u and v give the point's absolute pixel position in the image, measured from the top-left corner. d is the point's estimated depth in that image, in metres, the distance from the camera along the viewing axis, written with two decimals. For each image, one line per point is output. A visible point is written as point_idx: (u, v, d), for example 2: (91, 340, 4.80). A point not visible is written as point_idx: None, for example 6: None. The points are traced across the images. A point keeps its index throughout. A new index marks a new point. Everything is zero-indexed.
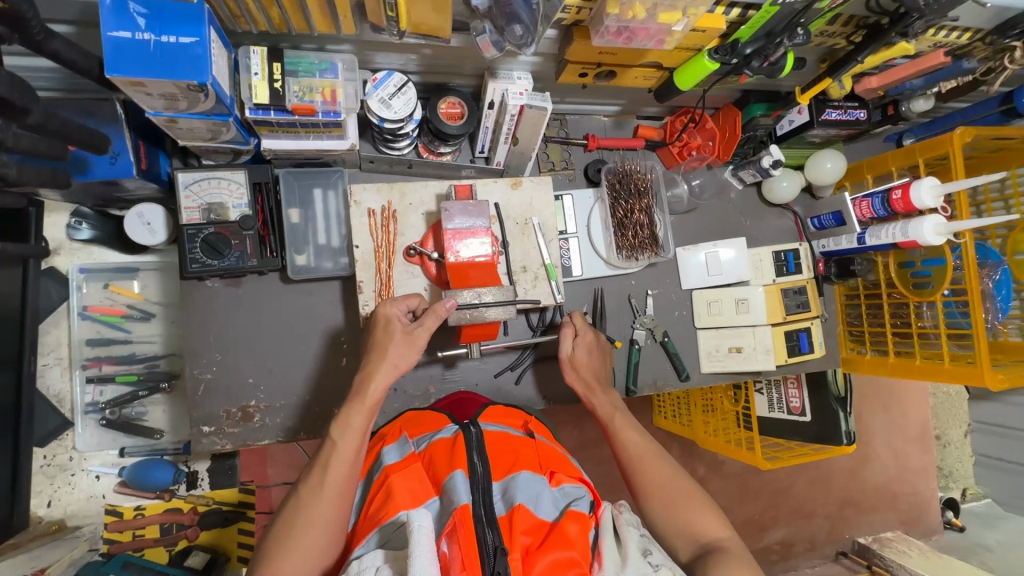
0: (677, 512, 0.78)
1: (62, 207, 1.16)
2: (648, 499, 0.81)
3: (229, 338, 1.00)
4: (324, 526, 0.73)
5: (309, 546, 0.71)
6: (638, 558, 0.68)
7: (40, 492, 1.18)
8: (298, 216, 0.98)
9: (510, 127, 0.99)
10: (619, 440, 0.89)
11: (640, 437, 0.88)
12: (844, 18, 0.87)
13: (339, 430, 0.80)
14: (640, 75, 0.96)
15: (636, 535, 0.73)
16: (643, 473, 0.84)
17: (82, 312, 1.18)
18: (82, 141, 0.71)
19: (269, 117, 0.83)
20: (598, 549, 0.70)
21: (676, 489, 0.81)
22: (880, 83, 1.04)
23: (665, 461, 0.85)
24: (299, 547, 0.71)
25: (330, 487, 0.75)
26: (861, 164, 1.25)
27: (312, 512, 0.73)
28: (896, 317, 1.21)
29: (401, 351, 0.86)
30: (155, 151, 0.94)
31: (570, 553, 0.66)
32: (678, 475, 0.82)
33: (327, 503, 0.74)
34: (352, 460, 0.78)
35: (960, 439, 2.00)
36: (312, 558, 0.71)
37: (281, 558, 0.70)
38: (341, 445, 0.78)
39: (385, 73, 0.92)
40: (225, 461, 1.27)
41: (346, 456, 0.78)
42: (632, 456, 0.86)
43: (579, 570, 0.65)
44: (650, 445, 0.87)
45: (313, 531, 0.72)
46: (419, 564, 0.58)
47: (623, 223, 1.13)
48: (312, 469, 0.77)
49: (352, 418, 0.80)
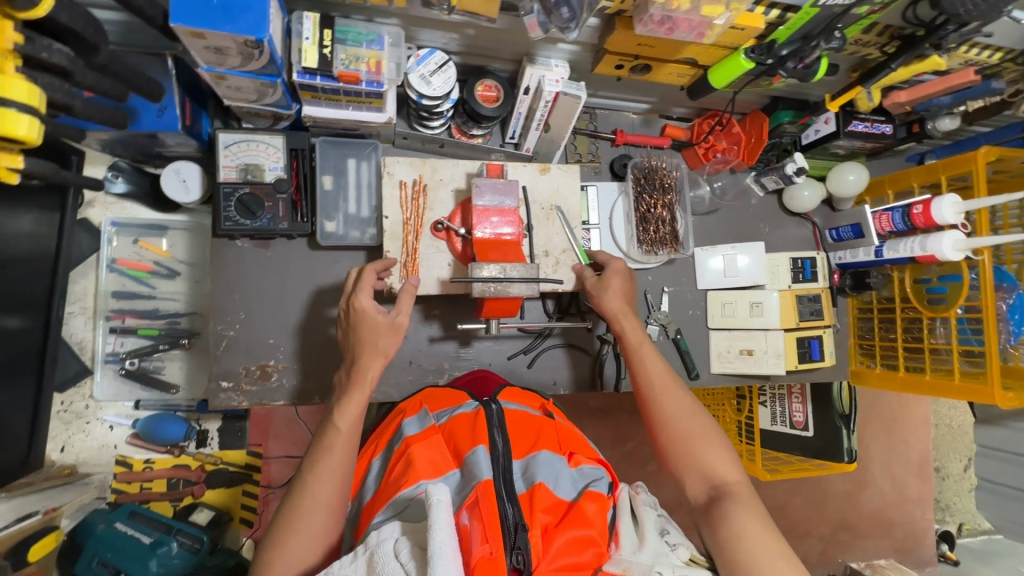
0: (689, 447, 0.83)
1: (99, 160, 1.18)
2: (662, 432, 0.86)
3: (253, 298, 1.02)
4: (326, 510, 0.74)
5: (318, 531, 0.74)
6: (656, 539, 0.72)
7: (55, 437, 1.20)
8: (331, 183, 1.01)
9: (543, 113, 1.02)
10: (639, 372, 0.92)
11: (661, 370, 0.91)
12: (879, 27, 0.89)
13: (339, 412, 0.80)
14: (675, 72, 0.98)
15: (652, 516, 0.78)
16: (659, 407, 0.88)
17: (110, 265, 1.22)
18: (139, 85, 0.75)
19: (314, 82, 0.86)
20: (616, 531, 0.73)
21: (694, 423, 0.85)
22: (908, 98, 1.06)
23: (684, 395, 0.89)
24: (308, 533, 0.73)
25: (334, 470, 0.76)
26: (883, 180, 1.27)
27: (313, 497, 0.74)
28: (909, 332, 1.22)
29: (383, 338, 0.85)
30: (199, 111, 0.97)
31: (589, 532, 0.67)
32: (696, 410, 0.87)
33: (329, 488, 0.75)
34: (352, 444, 0.79)
35: (960, 473, 1.98)
36: (321, 540, 0.74)
37: (293, 543, 0.72)
38: (341, 430, 0.79)
39: (427, 50, 0.94)
40: (236, 422, 1.29)
41: (347, 440, 0.79)
42: (651, 389, 0.90)
43: (597, 549, 0.67)
44: (669, 378, 0.91)
45: (318, 513, 0.74)
46: (438, 537, 0.57)
47: (645, 218, 1.16)
48: (313, 455, 0.78)
49: (350, 403, 0.81)
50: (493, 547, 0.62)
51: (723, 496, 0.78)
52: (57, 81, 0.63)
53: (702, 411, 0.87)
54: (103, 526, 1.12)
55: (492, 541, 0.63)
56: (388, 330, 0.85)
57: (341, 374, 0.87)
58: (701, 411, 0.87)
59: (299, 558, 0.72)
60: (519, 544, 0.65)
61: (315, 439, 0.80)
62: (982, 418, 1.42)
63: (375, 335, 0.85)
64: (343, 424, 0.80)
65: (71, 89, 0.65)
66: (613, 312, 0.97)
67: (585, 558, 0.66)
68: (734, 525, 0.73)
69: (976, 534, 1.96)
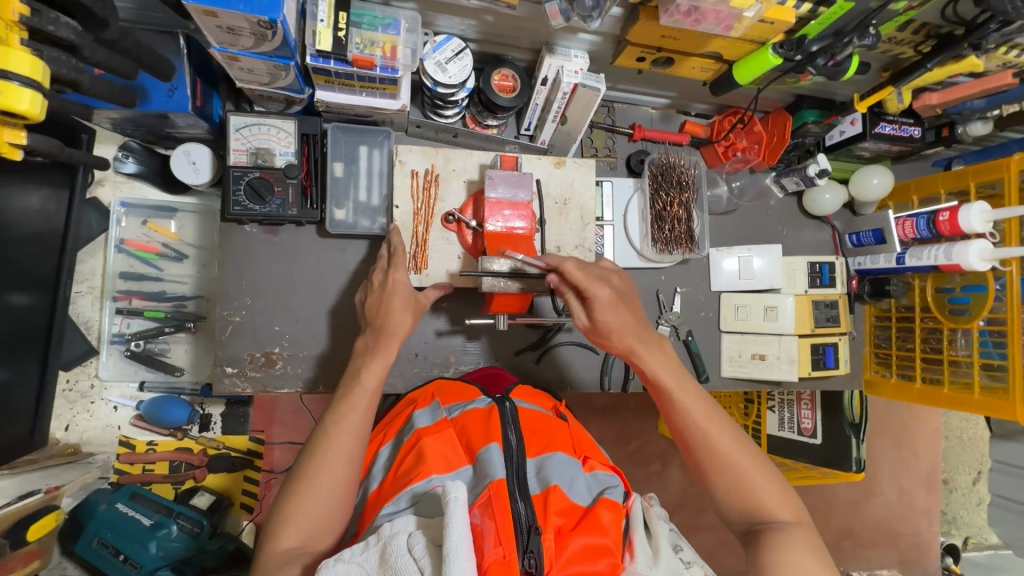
0: (738, 484, 0.77)
1: (110, 139, 1.17)
2: (705, 467, 0.79)
3: (260, 284, 1.01)
4: (348, 463, 0.74)
5: (332, 486, 0.72)
6: (671, 555, 0.71)
7: (59, 415, 1.20)
8: (342, 170, 0.99)
9: (560, 105, 0.99)
10: (675, 405, 0.83)
11: (701, 401, 0.83)
12: (915, 25, 0.86)
13: (364, 370, 0.81)
14: (698, 66, 0.95)
15: (666, 529, 0.75)
16: (703, 442, 0.80)
17: (119, 245, 1.21)
18: (149, 63, 0.74)
19: (328, 66, 0.84)
20: (631, 540, 0.72)
21: (746, 459, 0.78)
22: (939, 101, 1.01)
23: (732, 426, 0.81)
24: (322, 485, 0.72)
25: (354, 425, 0.77)
26: (908, 184, 1.23)
27: (335, 449, 0.74)
28: (928, 342, 1.18)
29: (400, 302, 0.86)
30: (210, 92, 0.96)
31: (604, 541, 0.66)
32: (742, 443, 0.80)
33: (349, 442, 0.75)
34: (374, 403, 0.80)
35: (968, 486, 1.94)
36: (343, 492, 0.73)
37: (306, 494, 0.71)
38: (365, 386, 0.80)
39: (444, 37, 0.92)
40: (239, 408, 1.28)
41: (371, 398, 0.80)
42: (693, 423, 0.81)
43: (611, 559, 0.65)
44: (710, 409, 0.82)
45: (341, 468, 0.73)
46: (455, 535, 0.56)
47: (661, 215, 1.12)
48: (337, 410, 0.77)
49: (372, 364, 0.82)
50: (506, 551, 0.61)
51: (779, 537, 0.72)
52: (63, 56, 0.62)
53: (751, 444, 0.81)
54: (105, 506, 1.14)
55: (506, 544, 0.61)
56: (388, 323, 0.85)
57: (359, 341, 0.87)
58: (751, 444, 0.81)
59: (313, 511, 0.70)
60: (532, 547, 0.63)
61: (338, 394, 0.80)
62: (998, 433, 1.39)
63: (381, 327, 0.84)
64: (369, 381, 0.80)
65: (79, 64, 0.64)
66: (628, 347, 0.87)
67: (599, 568, 0.64)
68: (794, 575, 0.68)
69: (982, 549, 1.93)
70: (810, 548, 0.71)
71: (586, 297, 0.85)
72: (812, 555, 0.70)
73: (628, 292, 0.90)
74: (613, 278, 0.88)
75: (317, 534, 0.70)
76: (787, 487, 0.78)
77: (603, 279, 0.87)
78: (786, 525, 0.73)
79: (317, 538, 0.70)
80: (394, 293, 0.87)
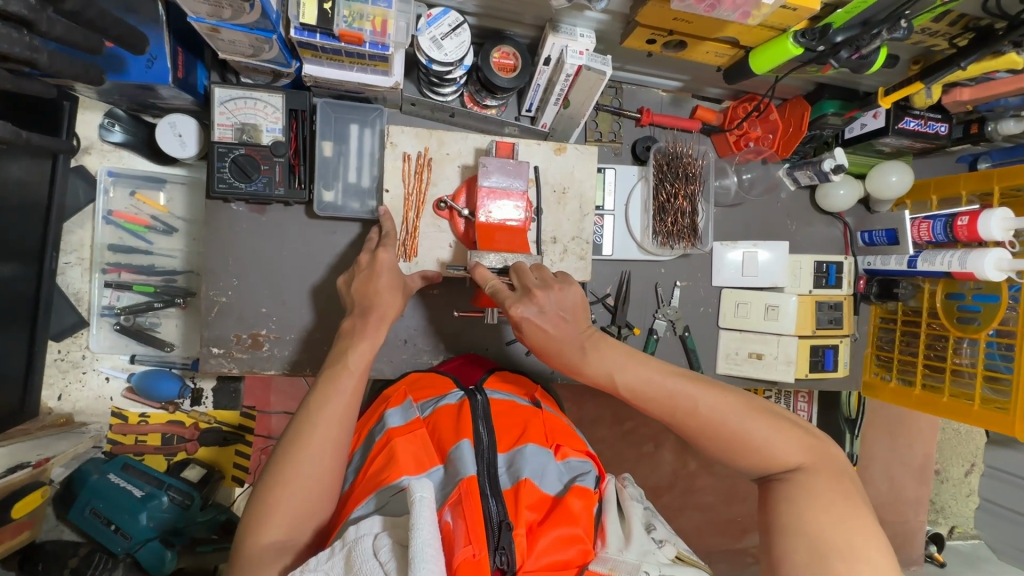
0: (736, 447, 0.76)
1: (95, 107, 1.16)
2: (698, 440, 0.79)
3: (248, 264, 0.98)
4: (331, 452, 0.73)
5: (315, 476, 0.71)
6: (642, 536, 0.72)
7: (52, 385, 1.22)
8: (331, 150, 0.95)
9: (563, 88, 0.94)
10: (645, 397, 0.80)
11: (670, 379, 0.80)
12: (952, 16, 0.78)
13: (351, 353, 0.80)
14: (712, 51, 0.88)
15: (639, 510, 0.79)
16: (689, 421, 0.78)
17: (106, 217, 1.19)
18: (118, 36, 0.70)
19: (313, 40, 0.78)
20: (603, 526, 0.74)
21: (738, 420, 0.76)
22: (972, 97, 0.95)
23: (714, 390, 0.79)
24: (305, 476, 0.71)
25: (337, 413, 0.75)
26: (929, 182, 1.16)
27: (314, 438, 0.73)
28: (932, 349, 1.13)
29: (383, 294, 0.84)
30: (194, 61, 0.92)
31: (574, 531, 0.67)
32: (726, 400, 0.78)
33: (333, 431, 0.74)
34: (361, 388, 0.79)
35: (960, 477, 1.83)
36: (322, 483, 0.72)
37: (289, 486, 0.70)
38: (353, 370, 0.79)
39: (441, 10, 0.86)
40: (230, 383, 1.29)
41: (357, 382, 0.79)
42: (671, 407, 0.79)
43: (582, 546, 0.67)
44: (684, 380, 0.79)
45: (323, 457, 0.72)
46: (421, 537, 0.55)
47: (664, 208, 1.08)
48: (318, 396, 0.76)
49: (360, 347, 0.80)
50: (477, 549, 0.61)
51: (794, 489, 0.72)
52: (16, 33, 0.58)
53: (739, 399, 0.78)
54: (96, 476, 1.17)
55: (476, 543, 0.61)
56: (375, 317, 0.83)
57: (347, 321, 0.84)
58: (740, 399, 0.78)
59: (297, 504, 0.70)
60: (503, 544, 0.64)
61: (324, 377, 0.79)
62: None
63: (367, 319, 0.82)
64: (356, 364, 0.79)
65: (35, 42, 0.60)
66: (569, 364, 0.83)
67: (570, 556, 0.66)
68: (803, 528, 0.68)
69: (967, 538, 1.86)
70: (823, 486, 0.71)
71: (508, 319, 0.81)
72: (826, 495, 0.70)
73: (567, 307, 0.82)
74: (537, 293, 0.80)
75: (299, 527, 0.70)
76: (789, 429, 0.76)
77: (523, 297, 0.80)
78: (795, 473, 0.73)
79: (300, 530, 0.70)
80: (380, 281, 0.84)
